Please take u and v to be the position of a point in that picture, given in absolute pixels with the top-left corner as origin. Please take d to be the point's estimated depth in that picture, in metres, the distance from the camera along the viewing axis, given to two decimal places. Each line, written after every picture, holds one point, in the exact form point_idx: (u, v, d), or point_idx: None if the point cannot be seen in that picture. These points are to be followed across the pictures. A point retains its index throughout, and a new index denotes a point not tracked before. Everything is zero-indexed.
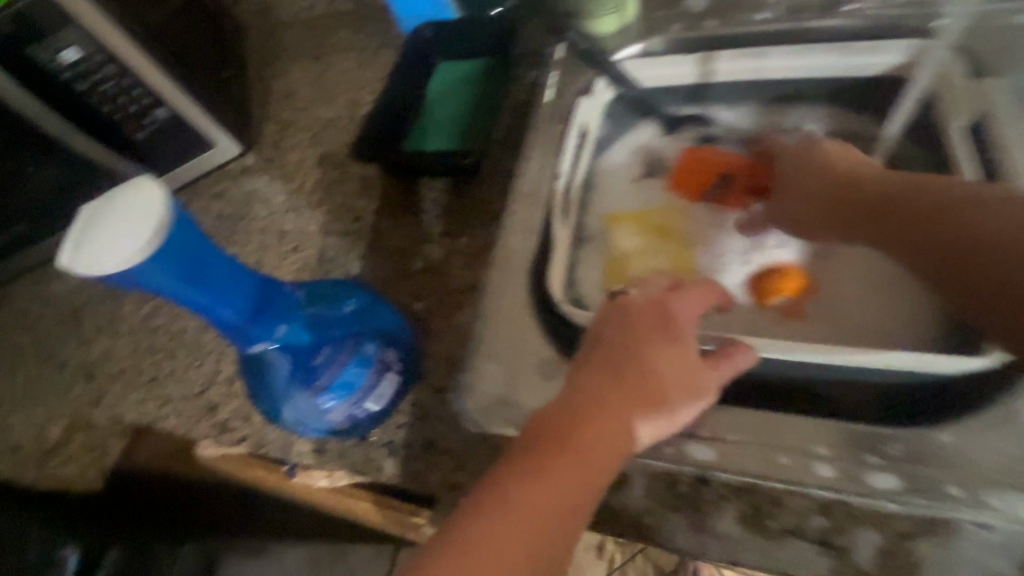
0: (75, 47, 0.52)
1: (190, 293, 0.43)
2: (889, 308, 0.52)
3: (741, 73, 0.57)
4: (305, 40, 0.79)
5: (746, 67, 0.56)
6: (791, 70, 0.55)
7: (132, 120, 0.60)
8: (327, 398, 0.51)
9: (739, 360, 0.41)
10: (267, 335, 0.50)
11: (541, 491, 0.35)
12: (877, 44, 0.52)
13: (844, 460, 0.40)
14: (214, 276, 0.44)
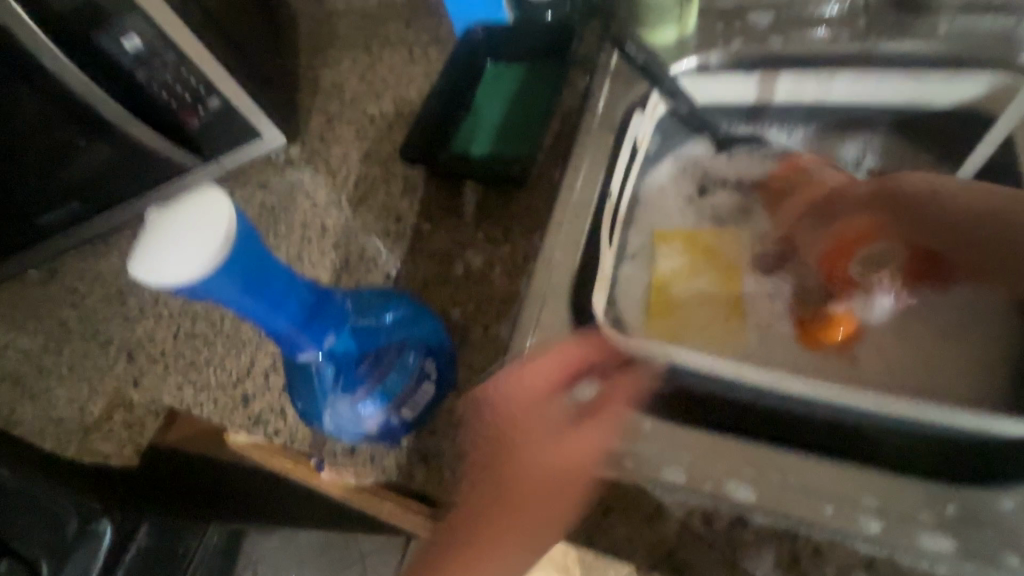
0: (137, 34, 0.53)
1: (248, 299, 0.38)
2: (960, 362, 0.45)
3: (803, 95, 0.54)
4: (357, 32, 0.77)
5: (810, 89, 0.53)
6: (857, 94, 0.52)
7: (186, 107, 0.61)
8: (365, 404, 0.45)
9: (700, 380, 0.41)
10: (315, 343, 0.45)
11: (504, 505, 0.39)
12: (951, 73, 0.49)
13: (902, 518, 0.33)
14: (273, 287, 0.40)
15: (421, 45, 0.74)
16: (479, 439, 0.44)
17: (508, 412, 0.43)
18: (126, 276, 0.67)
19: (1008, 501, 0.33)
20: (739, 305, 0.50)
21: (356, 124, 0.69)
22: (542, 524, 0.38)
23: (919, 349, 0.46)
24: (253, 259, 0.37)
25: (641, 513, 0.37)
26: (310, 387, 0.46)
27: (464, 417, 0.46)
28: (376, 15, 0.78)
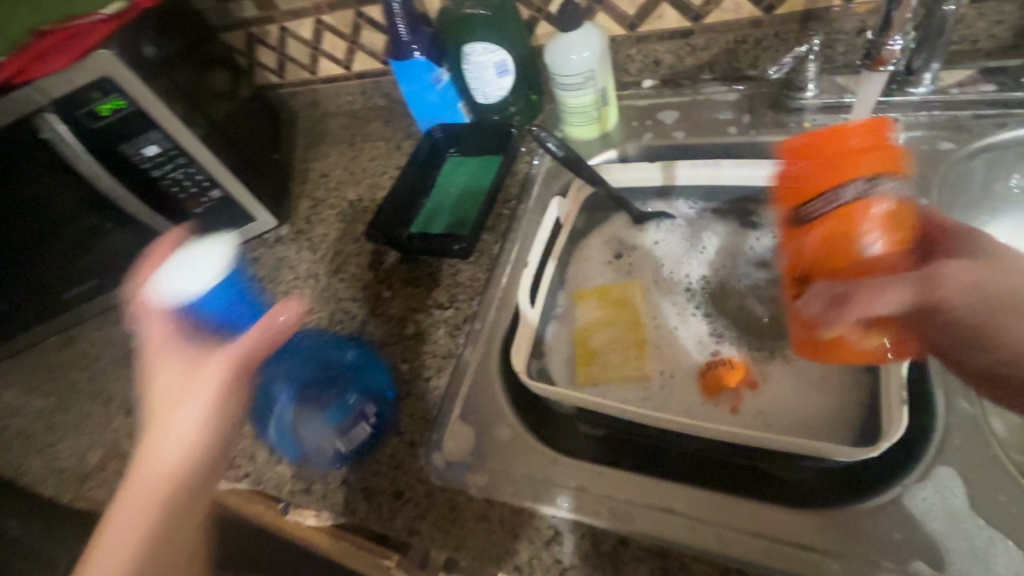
0: (156, 144, 0.66)
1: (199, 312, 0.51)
2: (830, 404, 0.51)
3: (700, 178, 0.63)
4: (345, 131, 0.91)
5: (705, 174, 0.63)
6: (744, 177, 0.61)
7: (193, 198, 0.73)
8: (307, 425, 0.53)
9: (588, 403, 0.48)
10: (278, 365, 0.56)
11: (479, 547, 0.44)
12: None
13: (751, 533, 0.39)
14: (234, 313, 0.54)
15: (397, 140, 0.87)
16: (414, 479, 0.49)
17: (444, 455, 0.50)
18: (131, 340, 0.76)
19: (840, 514, 0.38)
20: (645, 348, 0.58)
21: (337, 208, 0.81)
22: (460, 546, 0.45)
23: (797, 397, 0.52)
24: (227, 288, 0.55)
25: (542, 539, 0.43)
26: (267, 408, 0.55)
27: (402, 457, 0.51)
28: (361, 117, 0.92)
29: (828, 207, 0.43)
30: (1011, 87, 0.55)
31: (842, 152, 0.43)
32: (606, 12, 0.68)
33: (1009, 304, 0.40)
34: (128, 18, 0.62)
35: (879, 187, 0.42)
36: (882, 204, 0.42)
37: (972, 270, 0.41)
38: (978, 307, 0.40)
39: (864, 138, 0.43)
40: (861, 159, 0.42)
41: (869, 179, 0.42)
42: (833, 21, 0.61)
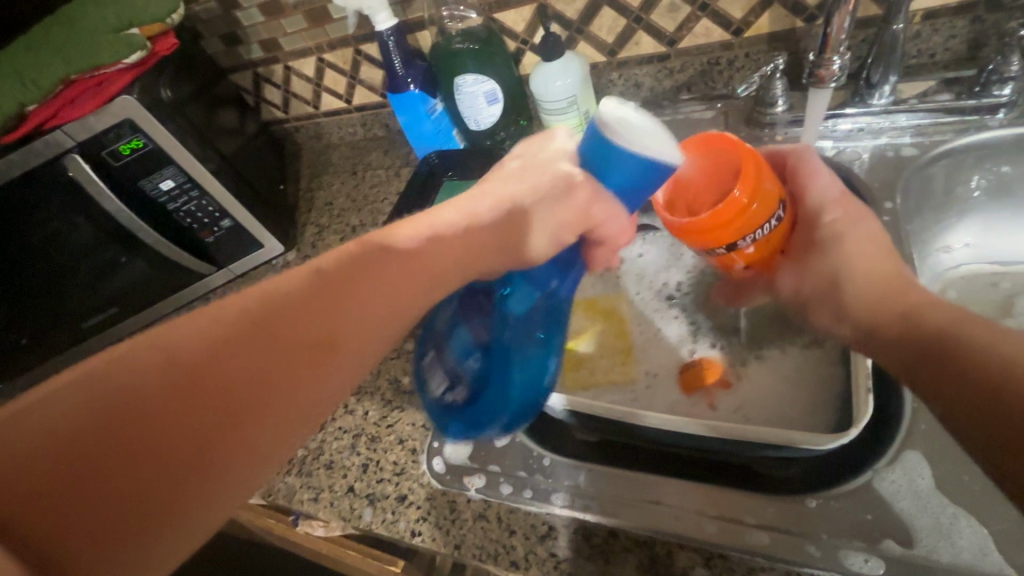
0: (170, 179, 0.71)
1: (603, 174, 0.42)
2: (805, 396, 0.54)
3: None
4: (346, 160, 0.97)
5: None
6: None
7: (204, 229, 0.77)
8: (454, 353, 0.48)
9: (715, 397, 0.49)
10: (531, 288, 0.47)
11: (481, 542, 0.47)
12: None
13: (732, 521, 0.41)
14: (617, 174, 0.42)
15: (396, 167, 0.91)
16: (416, 483, 0.52)
17: (444, 459, 0.52)
18: None
19: (813, 500, 0.40)
20: (631, 354, 0.61)
21: (341, 233, 0.86)
22: (460, 544, 0.47)
23: (772, 391, 0.55)
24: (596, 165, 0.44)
25: (537, 534, 0.46)
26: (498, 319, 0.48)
27: (403, 465, 0.54)
28: (362, 147, 0.97)
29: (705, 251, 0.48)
30: (967, 95, 0.58)
31: (716, 230, 0.44)
32: (587, 41, 0.73)
33: (811, 296, 0.46)
34: (150, 66, 0.67)
35: (744, 241, 0.45)
36: (749, 247, 0.46)
37: (800, 268, 0.47)
38: (807, 295, 0.47)
39: (749, 198, 0.43)
40: (730, 228, 0.44)
41: (732, 243, 0.45)
42: (799, 41, 0.66)
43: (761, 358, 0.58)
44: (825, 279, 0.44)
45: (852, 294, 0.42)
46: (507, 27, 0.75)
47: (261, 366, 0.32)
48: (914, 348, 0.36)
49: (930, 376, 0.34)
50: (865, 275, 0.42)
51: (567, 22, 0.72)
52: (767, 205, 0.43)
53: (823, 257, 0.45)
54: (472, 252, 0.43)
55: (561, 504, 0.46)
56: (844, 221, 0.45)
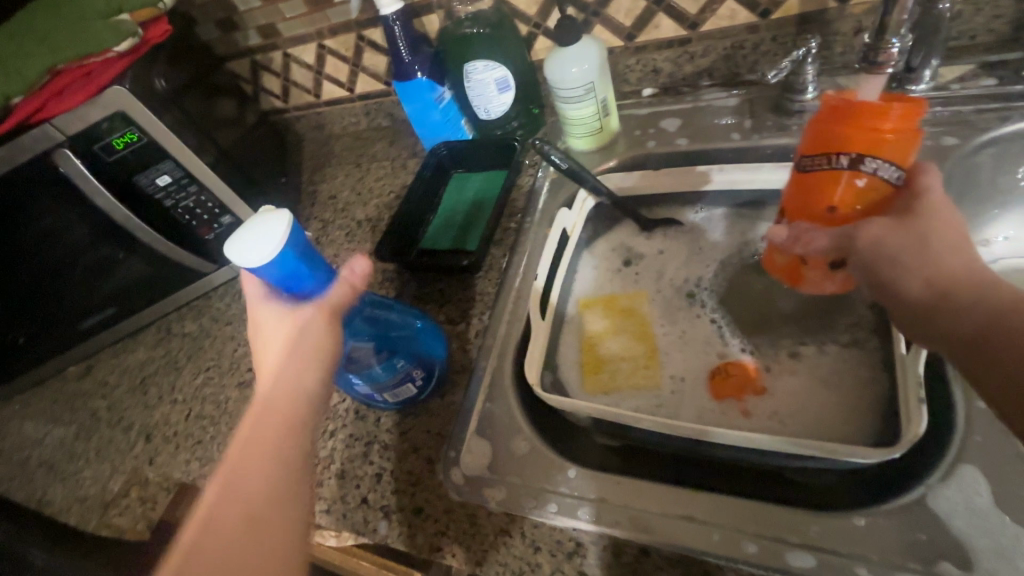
0: (167, 174, 0.68)
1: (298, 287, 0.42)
2: (841, 404, 0.52)
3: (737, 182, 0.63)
4: (350, 151, 0.93)
5: (741, 177, 0.62)
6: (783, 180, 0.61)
7: (204, 225, 0.74)
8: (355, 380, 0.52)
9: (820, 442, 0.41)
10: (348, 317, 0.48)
11: (503, 549, 0.45)
12: None
13: (773, 540, 0.39)
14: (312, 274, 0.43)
15: (402, 158, 0.88)
16: (433, 495, 0.50)
17: (462, 469, 0.50)
18: (148, 367, 0.77)
19: (861, 518, 0.38)
20: (655, 357, 0.59)
21: (346, 228, 0.82)
22: (482, 561, 0.45)
23: (804, 399, 0.54)
24: (303, 259, 0.41)
25: (564, 551, 0.43)
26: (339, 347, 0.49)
27: (420, 476, 0.51)
28: (366, 137, 0.94)
29: (818, 163, 0.43)
30: (1011, 81, 0.55)
31: (852, 130, 0.41)
32: (603, 25, 0.69)
33: (892, 255, 0.39)
34: (141, 54, 0.63)
35: (864, 167, 0.41)
36: (861, 180, 0.41)
37: (892, 225, 0.40)
38: (883, 256, 0.40)
39: (894, 126, 0.40)
40: (866, 135, 0.40)
41: (858, 157, 0.41)
42: (830, 22, 0.62)
43: (796, 362, 0.56)
44: (919, 241, 0.38)
45: (940, 258, 0.38)
46: (518, 10, 0.71)
47: (282, 460, 0.40)
48: (982, 323, 0.35)
49: (1001, 346, 0.34)
50: (962, 251, 0.37)
51: (582, 4, 0.68)
52: (909, 149, 0.41)
53: (921, 221, 0.39)
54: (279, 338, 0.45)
55: (588, 519, 0.44)
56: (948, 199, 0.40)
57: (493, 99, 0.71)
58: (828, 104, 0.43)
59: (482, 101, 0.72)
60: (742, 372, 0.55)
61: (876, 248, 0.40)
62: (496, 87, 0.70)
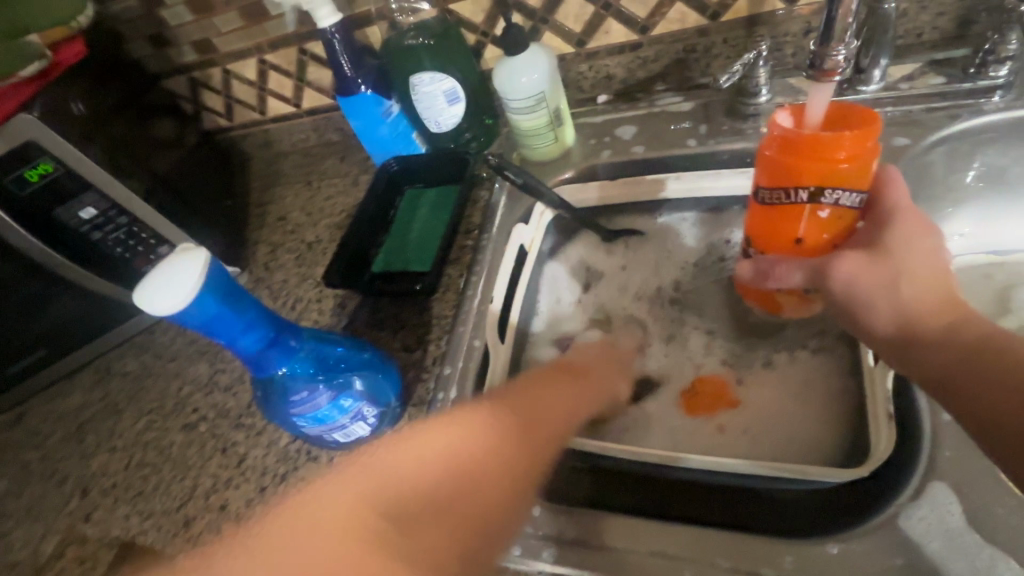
0: (92, 206, 0.62)
1: (219, 332, 0.41)
2: (810, 418, 0.51)
3: (689, 190, 0.64)
4: (300, 169, 0.89)
5: (693, 186, 0.63)
6: (738, 185, 0.62)
7: (142, 257, 0.67)
8: (300, 422, 0.48)
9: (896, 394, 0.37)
10: (287, 357, 0.46)
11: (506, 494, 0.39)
12: None
13: (748, 574, 0.37)
14: (241, 317, 0.42)
15: (354, 175, 0.85)
16: None
17: None
18: (85, 413, 0.72)
19: (834, 546, 0.36)
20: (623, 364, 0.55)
21: (296, 251, 0.78)
22: None
23: (773, 413, 0.52)
24: (223, 302, 0.40)
25: None
26: (279, 390, 0.46)
27: None
28: (315, 154, 0.90)
29: (774, 196, 0.40)
30: (959, 78, 0.55)
31: (805, 163, 0.37)
32: (552, 32, 0.67)
33: (864, 296, 0.38)
34: (53, 78, 0.59)
35: (825, 198, 0.38)
36: (823, 211, 0.39)
37: (864, 261, 0.38)
38: (857, 298, 0.38)
39: (847, 156, 0.36)
40: (823, 169, 0.37)
41: (818, 189, 0.38)
42: (778, 24, 0.61)
43: (768, 372, 0.55)
44: (891, 281, 0.37)
45: (910, 293, 0.37)
46: (464, 18, 0.68)
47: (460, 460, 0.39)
48: (964, 354, 0.34)
49: (974, 386, 0.33)
50: (927, 280, 0.37)
51: (530, 11, 0.66)
52: (868, 168, 0.37)
53: (893, 258, 0.37)
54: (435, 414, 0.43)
55: (553, 560, 0.41)
56: (919, 228, 0.38)
57: (444, 112, 0.68)
58: (773, 133, 0.39)
59: (433, 115, 0.69)
60: (717, 386, 0.56)
61: (852, 285, 0.38)
62: (445, 100, 0.67)
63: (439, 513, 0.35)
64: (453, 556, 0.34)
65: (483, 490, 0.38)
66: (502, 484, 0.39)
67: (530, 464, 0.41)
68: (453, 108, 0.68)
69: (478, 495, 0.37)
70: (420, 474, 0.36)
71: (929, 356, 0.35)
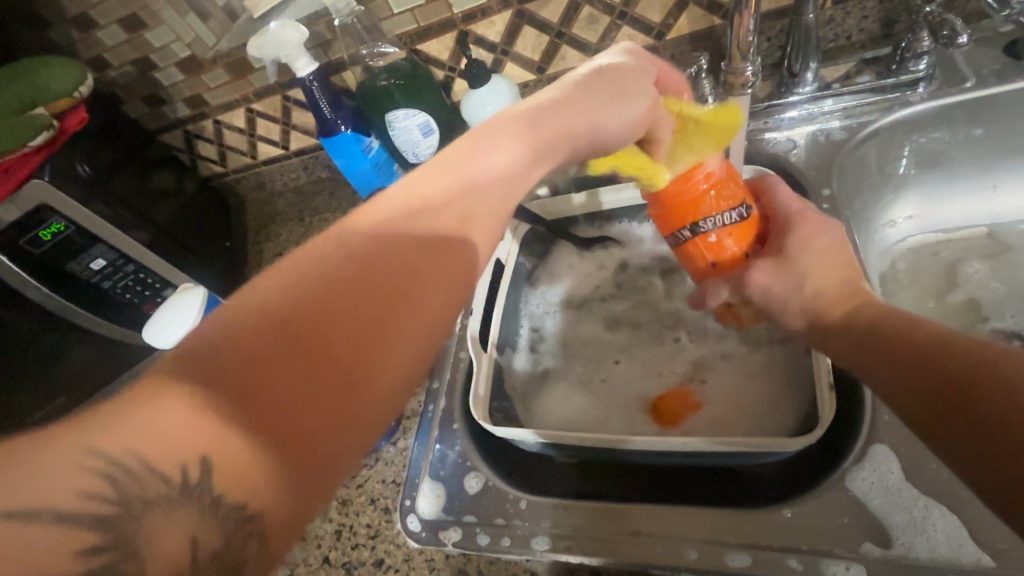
0: (101, 257, 0.68)
1: None
2: (769, 399, 0.55)
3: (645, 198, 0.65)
4: (292, 207, 0.94)
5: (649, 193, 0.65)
6: None
7: (148, 301, 0.74)
8: None
9: (814, 245, 0.44)
10: None
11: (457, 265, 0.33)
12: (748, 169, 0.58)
13: (715, 543, 0.40)
14: None
15: (344, 209, 0.90)
16: (392, 545, 0.50)
17: (419, 516, 0.49)
18: None
19: (789, 510, 0.40)
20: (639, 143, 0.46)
21: None
22: None
23: (736, 399, 0.57)
24: None
25: None
26: None
27: (377, 526, 0.51)
28: (307, 191, 0.95)
29: (673, 244, 0.50)
30: (885, 74, 0.59)
31: (676, 206, 0.47)
32: (514, 62, 0.72)
33: (779, 298, 0.44)
34: (58, 145, 0.63)
35: (705, 225, 0.47)
36: (711, 236, 0.47)
37: (772, 270, 0.45)
38: (773, 300, 0.45)
39: (708, 184, 0.47)
40: (689, 205, 0.47)
41: (692, 225, 0.47)
42: (720, 38, 0.67)
43: (739, 360, 0.59)
44: (796, 283, 0.44)
45: (814, 286, 0.43)
46: (431, 57, 0.74)
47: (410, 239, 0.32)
48: (867, 328, 0.38)
49: (870, 360, 0.37)
50: (826, 275, 0.43)
51: (491, 45, 0.71)
52: (724, 193, 0.47)
53: (792, 262, 0.44)
54: (395, 203, 0.33)
55: (544, 548, 0.44)
56: (810, 228, 0.45)
57: (424, 146, 0.74)
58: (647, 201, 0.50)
59: (415, 151, 0.75)
60: (681, 398, 0.58)
61: (763, 292, 0.45)
62: (421, 134, 0.73)
63: (298, 371, 0.26)
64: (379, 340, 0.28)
65: (360, 325, 0.28)
66: (392, 302, 0.29)
67: (429, 285, 0.31)
68: (430, 141, 0.74)
69: (352, 319, 0.28)
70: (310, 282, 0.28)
71: (837, 338, 0.40)
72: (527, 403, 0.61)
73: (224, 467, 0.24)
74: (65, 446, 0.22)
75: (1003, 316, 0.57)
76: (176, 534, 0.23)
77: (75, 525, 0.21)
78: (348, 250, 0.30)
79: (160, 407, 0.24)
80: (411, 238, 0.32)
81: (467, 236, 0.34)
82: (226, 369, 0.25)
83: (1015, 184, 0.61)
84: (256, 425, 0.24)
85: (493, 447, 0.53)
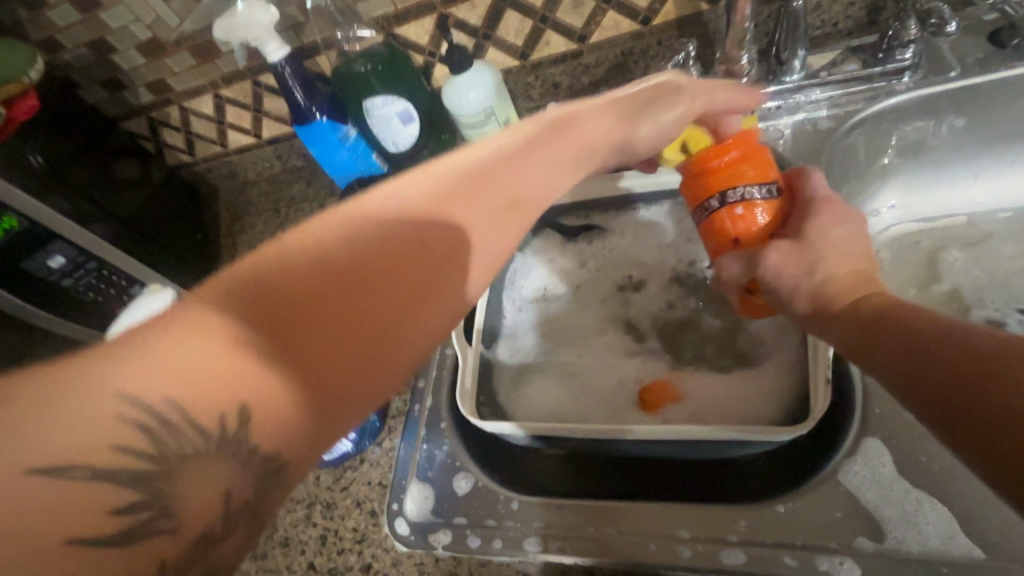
0: (60, 255, 0.63)
1: None
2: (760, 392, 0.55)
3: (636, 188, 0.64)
4: (266, 197, 0.90)
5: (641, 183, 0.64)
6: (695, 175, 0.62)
7: (112, 300, 0.70)
8: None
9: (834, 236, 0.43)
10: None
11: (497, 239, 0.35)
12: None
13: (709, 540, 0.40)
14: None
15: (321, 199, 0.87)
16: (379, 550, 0.48)
17: (407, 519, 0.48)
18: None
19: (781, 505, 0.40)
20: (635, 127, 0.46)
21: None
22: None
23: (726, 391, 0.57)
24: None
25: None
26: None
27: (364, 530, 0.49)
28: (282, 180, 0.91)
29: (700, 217, 0.49)
30: (872, 62, 0.59)
31: (706, 177, 0.48)
32: (496, 47, 0.70)
33: (791, 281, 0.42)
34: (8, 134, 0.59)
35: (732, 195, 0.46)
36: (737, 207, 0.46)
37: (789, 250, 0.43)
38: (781, 282, 0.43)
39: (739, 156, 0.47)
40: (719, 175, 0.47)
41: (722, 194, 0.46)
42: (706, 23, 0.66)
43: (727, 352, 0.59)
44: (808, 265, 0.42)
45: (828, 270, 0.41)
46: (410, 41, 0.71)
47: (458, 209, 0.34)
48: (874, 315, 0.37)
49: (876, 348, 0.36)
50: (841, 262, 0.42)
51: (472, 29, 0.68)
52: (757, 168, 0.46)
53: (810, 244, 0.43)
54: (449, 169, 0.36)
55: (535, 548, 0.44)
56: (831, 217, 0.44)
57: (406, 135, 0.70)
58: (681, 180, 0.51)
59: (396, 140, 0.71)
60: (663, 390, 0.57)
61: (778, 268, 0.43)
62: (402, 122, 0.69)
63: (339, 319, 0.28)
64: (418, 302, 0.31)
65: (403, 285, 0.30)
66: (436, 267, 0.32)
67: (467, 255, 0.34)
68: (411, 129, 0.70)
69: (390, 291, 0.30)
70: (367, 236, 0.31)
71: (845, 324, 0.39)
72: (516, 400, 0.60)
73: (254, 400, 0.25)
74: (106, 393, 0.23)
75: (984, 302, 0.58)
76: (205, 483, 0.24)
77: (104, 482, 0.22)
78: (394, 215, 0.32)
79: (206, 354, 0.25)
80: (461, 205, 0.35)
81: (513, 209, 0.37)
82: (273, 314, 0.27)
83: (994, 173, 0.62)
84: (292, 364, 0.26)
85: (482, 446, 0.52)
